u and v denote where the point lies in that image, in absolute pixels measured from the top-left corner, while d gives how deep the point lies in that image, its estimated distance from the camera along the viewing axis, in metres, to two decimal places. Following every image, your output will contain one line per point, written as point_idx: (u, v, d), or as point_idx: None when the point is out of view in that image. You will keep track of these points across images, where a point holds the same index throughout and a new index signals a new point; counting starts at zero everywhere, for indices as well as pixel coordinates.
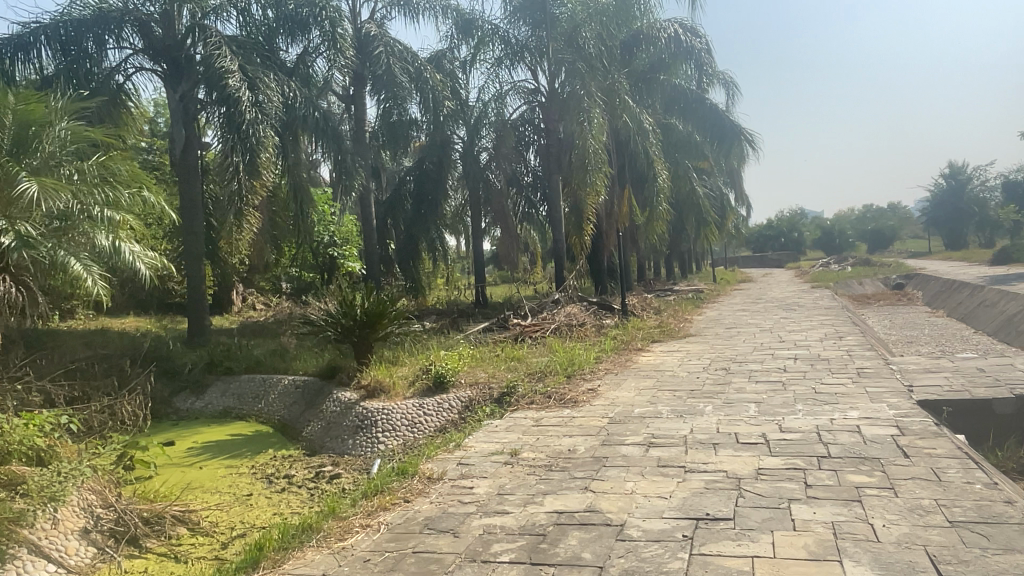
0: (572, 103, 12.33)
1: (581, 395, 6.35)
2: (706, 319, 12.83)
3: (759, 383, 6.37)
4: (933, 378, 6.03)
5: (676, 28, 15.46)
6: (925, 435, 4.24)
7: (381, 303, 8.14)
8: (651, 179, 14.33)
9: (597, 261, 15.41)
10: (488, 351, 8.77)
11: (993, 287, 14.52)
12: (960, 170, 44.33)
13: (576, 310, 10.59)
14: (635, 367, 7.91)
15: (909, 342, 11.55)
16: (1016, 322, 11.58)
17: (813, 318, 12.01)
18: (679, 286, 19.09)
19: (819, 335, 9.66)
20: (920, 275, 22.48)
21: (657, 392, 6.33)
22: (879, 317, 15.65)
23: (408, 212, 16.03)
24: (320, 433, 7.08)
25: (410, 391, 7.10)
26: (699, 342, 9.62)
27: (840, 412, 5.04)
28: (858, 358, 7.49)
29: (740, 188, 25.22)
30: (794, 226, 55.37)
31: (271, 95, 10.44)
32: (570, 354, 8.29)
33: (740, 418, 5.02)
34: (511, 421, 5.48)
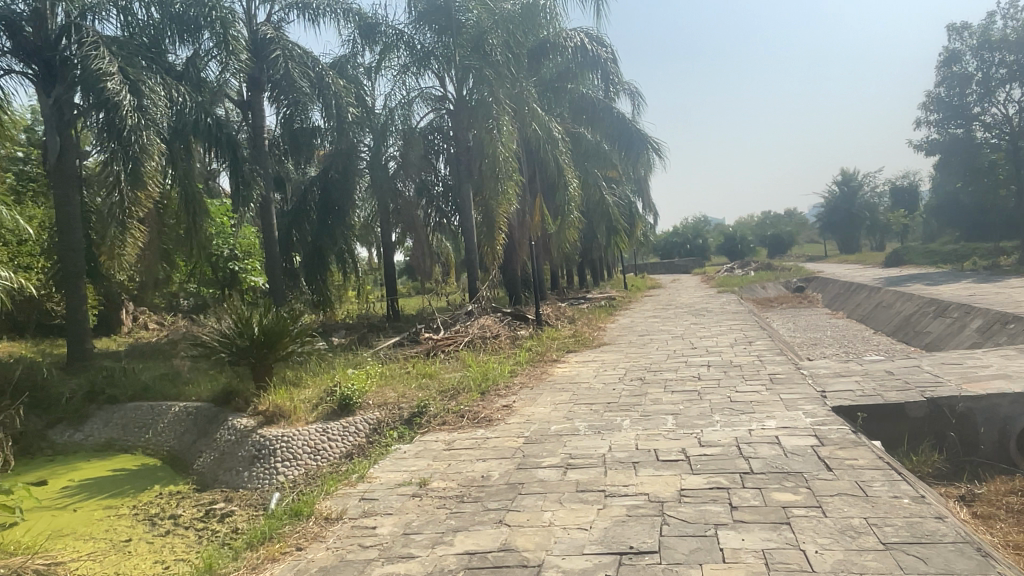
0: (479, 110, 12.12)
1: (495, 413, 6.03)
2: (619, 327, 12.80)
3: (676, 393, 6.23)
4: (845, 382, 6.05)
5: (582, 37, 15.48)
6: (845, 446, 4.17)
7: (283, 319, 7.72)
8: (562, 188, 14.25)
9: (511, 270, 15.19)
10: (397, 368, 8.35)
11: (889, 289, 15.17)
12: (852, 178, 46.69)
13: (489, 322, 10.29)
14: (550, 379, 7.67)
15: (814, 344, 11.84)
16: (912, 323, 12.06)
17: (723, 323, 12.17)
18: (592, 294, 19.13)
19: (730, 340, 9.72)
20: (819, 278, 23.39)
21: (573, 406, 6.09)
22: (784, 320, 16.10)
23: (313, 224, 15.37)
24: (214, 466, 6.51)
25: (313, 415, 6.61)
26: (615, 352, 9.50)
27: (758, 422, 4.93)
28: (771, 363, 7.51)
29: (648, 196, 25.60)
30: (698, 232, 57.06)
31: (157, 101, 9.71)
32: (483, 368, 7.96)
33: (659, 432, 4.82)
34: (420, 445, 5.11)
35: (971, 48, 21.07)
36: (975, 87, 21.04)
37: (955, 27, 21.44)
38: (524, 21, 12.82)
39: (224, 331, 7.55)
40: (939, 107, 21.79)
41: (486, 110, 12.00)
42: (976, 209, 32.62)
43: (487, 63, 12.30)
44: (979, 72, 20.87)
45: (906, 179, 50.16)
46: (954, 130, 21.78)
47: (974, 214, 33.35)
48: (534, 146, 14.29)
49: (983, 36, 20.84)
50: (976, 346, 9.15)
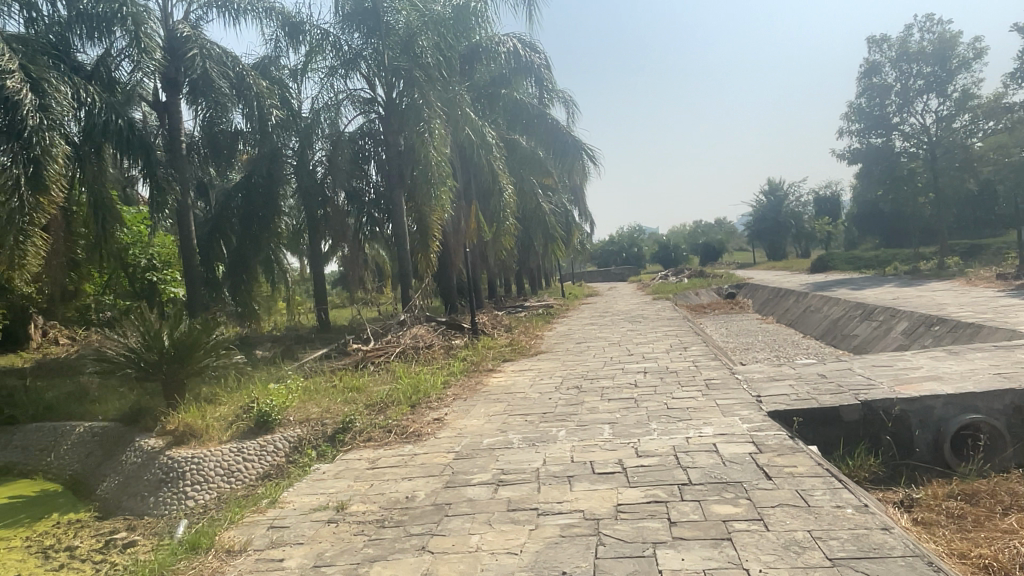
0: (410, 113, 11.81)
1: (425, 427, 5.72)
2: (556, 335, 12.63)
3: (612, 401, 6.04)
4: (781, 386, 5.97)
5: (515, 43, 15.37)
6: (785, 452, 4.03)
7: (198, 331, 7.30)
8: (496, 194, 14.03)
9: (445, 279, 14.87)
10: (324, 382, 7.95)
11: (817, 293, 15.46)
12: (779, 187, 48.01)
13: (422, 331, 9.96)
14: (484, 389, 7.39)
15: (748, 349, 11.90)
16: (841, 326, 12.26)
17: (659, 329, 12.13)
18: (529, 302, 18.94)
19: (667, 346, 9.64)
20: (750, 284, 23.83)
21: (507, 417, 5.83)
22: (718, 325, 16.24)
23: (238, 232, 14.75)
24: (118, 492, 6.02)
25: (226, 434, 6.19)
26: (551, 360, 9.27)
27: (696, 429, 4.76)
28: (708, 368, 7.41)
29: (584, 204, 25.63)
30: (634, 241, 57.82)
31: (60, 101, 9.11)
32: (414, 380, 7.63)
33: (595, 443, 4.60)
34: (342, 464, 4.77)
35: (889, 60, 21.88)
36: (894, 98, 21.89)
37: (875, 40, 22.23)
38: (455, 24, 12.61)
39: (133, 345, 7.05)
40: (861, 116, 22.57)
41: (417, 113, 11.71)
42: (895, 217, 33.93)
43: (417, 65, 12.03)
44: (897, 84, 21.72)
45: (829, 188, 51.97)
46: (875, 138, 22.62)
47: (893, 221, 34.69)
48: (468, 152, 14.07)
49: (900, 49, 21.67)
50: (903, 348, 9.31)
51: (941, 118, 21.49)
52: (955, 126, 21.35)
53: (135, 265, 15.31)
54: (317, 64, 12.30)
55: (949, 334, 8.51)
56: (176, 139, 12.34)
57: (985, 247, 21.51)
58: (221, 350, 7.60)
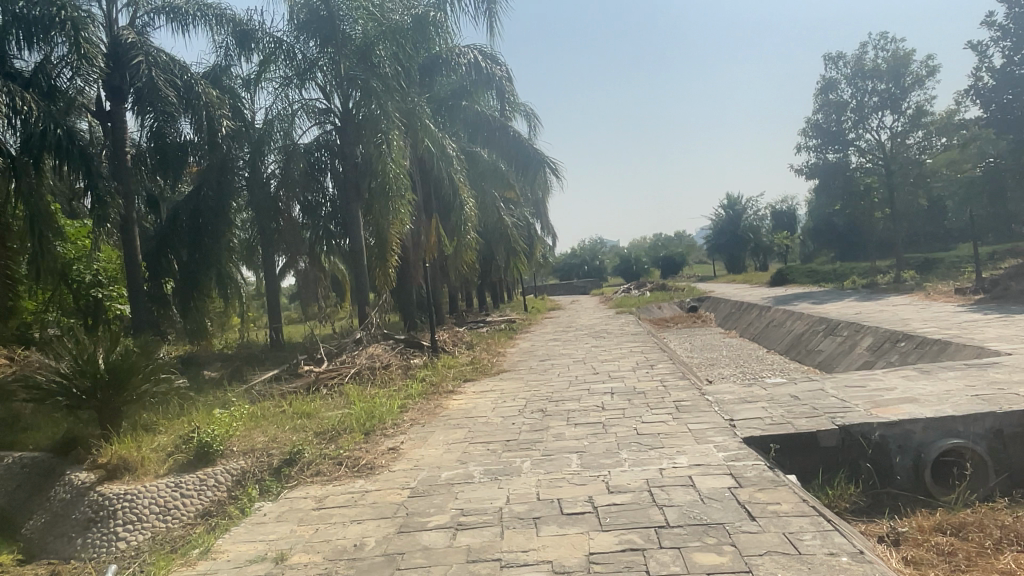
0: (367, 124, 11.45)
1: (379, 459, 5.33)
2: (519, 352, 12.32)
3: (579, 426, 5.74)
4: (753, 409, 5.74)
5: (475, 54, 15.14)
6: (766, 488, 3.77)
7: (137, 358, 6.82)
8: (456, 208, 13.71)
9: (405, 295, 14.45)
10: (273, 407, 7.49)
11: (779, 307, 15.45)
12: (737, 201, 48.55)
13: (379, 351, 9.53)
14: (444, 413, 7.02)
15: (712, 365, 11.74)
16: (804, 341, 12.18)
17: (623, 346, 11.90)
18: (491, 318, 18.61)
19: (632, 364, 9.39)
20: (711, 297, 23.88)
21: (467, 446, 5.48)
22: (681, 339, 16.12)
23: (187, 246, 14.14)
24: (40, 531, 5.47)
25: (163, 468, 5.75)
26: (514, 380, 8.94)
27: (669, 459, 4.47)
28: (676, 389, 7.16)
29: (545, 218, 25.45)
30: (594, 254, 57.92)
31: None
32: (369, 404, 7.23)
33: (562, 476, 4.29)
34: (286, 505, 4.37)
35: (845, 77, 22.18)
36: (850, 114, 22.19)
37: (831, 57, 22.51)
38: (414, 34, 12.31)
39: (62, 371, 6.53)
40: (818, 132, 22.83)
41: (375, 123, 11.35)
42: (850, 230, 34.47)
43: (375, 75, 11.69)
44: (852, 100, 22.02)
45: (785, 203, 52.77)
46: (832, 154, 22.89)
47: (848, 235, 35.26)
48: (427, 164, 13.74)
49: (855, 66, 21.98)
50: (869, 365, 9.20)
51: (895, 134, 21.78)
52: (908, 142, 21.66)
53: (79, 282, 14.83)
54: (271, 73, 11.90)
55: (914, 351, 8.42)
56: (120, 149, 11.81)
57: (939, 261, 21.86)
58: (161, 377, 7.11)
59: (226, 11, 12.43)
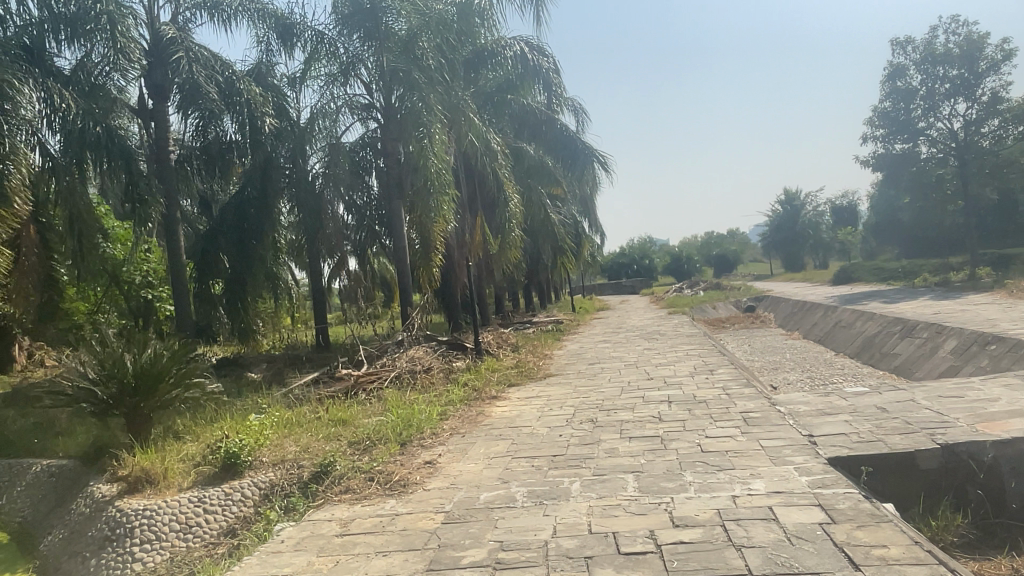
0: (409, 118, 10.98)
1: (413, 474, 4.84)
2: (568, 354, 11.75)
3: (635, 441, 5.16)
4: (834, 425, 5.09)
5: (522, 46, 14.55)
6: (865, 525, 3.17)
7: (167, 362, 6.49)
8: (502, 204, 13.17)
9: (450, 296, 13.99)
10: (309, 413, 7.06)
11: (846, 307, 14.58)
12: (795, 196, 46.99)
13: (420, 354, 9.06)
14: (486, 422, 6.51)
15: (775, 369, 11.01)
16: (877, 344, 11.33)
17: (679, 348, 11.23)
18: (539, 318, 18.08)
19: (690, 368, 8.75)
20: (768, 297, 22.90)
21: (510, 461, 4.95)
22: (739, 341, 15.35)
23: (230, 247, 13.93)
24: (58, 549, 5.19)
25: (188, 481, 5.33)
26: (561, 385, 8.40)
27: (743, 484, 3.89)
28: (740, 398, 6.52)
29: (594, 216, 24.79)
30: (644, 253, 56.84)
31: (21, 102, 8.85)
32: (407, 411, 6.74)
33: (618, 502, 3.73)
34: (308, 528, 3.90)
35: (914, 62, 20.99)
36: (920, 101, 20.94)
37: (899, 41, 21.33)
38: (458, 24, 11.76)
39: (88, 375, 6.24)
40: (885, 121, 21.72)
41: (417, 118, 10.87)
42: (917, 225, 32.87)
43: (417, 67, 11.20)
44: (922, 87, 20.81)
45: (844, 198, 50.93)
46: (902, 144, 21.76)
47: (914, 231, 33.66)
48: (473, 160, 13.24)
49: (925, 50, 20.77)
50: (954, 370, 8.39)
51: (969, 122, 20.51)
52: (983, 130, 20.34)
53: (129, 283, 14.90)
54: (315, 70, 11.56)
55: (1008, 356, 7.60)
56: (162, 148, 11.65)
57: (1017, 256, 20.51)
58: (194, 382, 6.75)
59: (267, 6, 12.13)
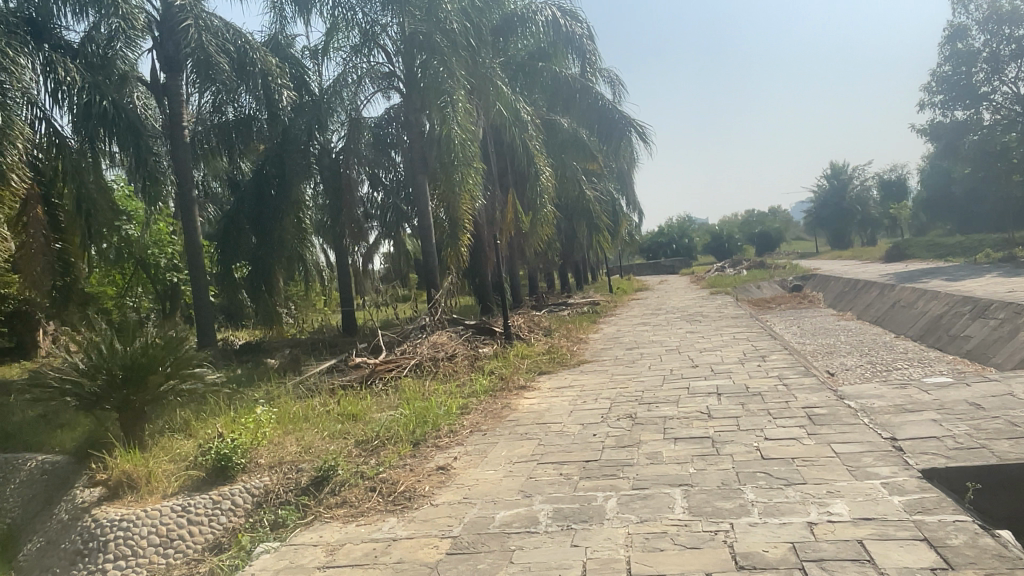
0: (431, 86, 10.21)
1: (422, 483, 4.16)
2: (604, 339, 10.97)
3: (682, 443, 4.41)
4: (920, 426, 4.28)
5: (553, 10, 13.69)
6: (996, 573, 2.40)
7: (158, 351, 5.85)
8: (533, 178, 12.38)
9: (481, 276, 13.29)
10: (320, 405, 6.44)
11: (906, 286, 13.53)
12: (842, 170, 45.16)
13: (444, 339, 8.36)
14: (512, 416, 5.80)
15: (831, 354, 10.10)
16: (943, 325, 10.34)
17: (725, 331, 10.38)
18: (574, 300, 17.31)
19: (739, 354, 7.93)
20: (817, 275, 21.75)
21: (535, 468, 4.24)
22: (788, 322, 14.39)
23: (250, 227, 13.40)
24: (33, 561, 4.66)
25: (174, 486, 4.75)
26: (597, 374, 7.67)
27: (820, 506, 3.14)
28: (802, 390, 5.70)
29: (632, 194, 23.87)
30: (684, 231, 55.49)
31: (18, 74, 8.39)
32: (423, 405, 6.06)
33: (664, 530, 3.01)
34: (290, 556, 3.25)
35: (977, 23, 19.56)
36: (983, 65, 19.52)
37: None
38: None
39: (76, 366, 5.70)
40: (944, 85, 20.35)
41: (439, 85, 10.10)
42: (972, 198, 31.22)
43: (440, 31, 10.34)
44: (985, 49, 19.40)
45: (893, 172, 48.98)
46: (962, 110, 20.39)
47: (969, 204, 32.04)
48: (502, 131, 12.48)
49: (990, 9, 19.32)
50: None
51: None
52: None
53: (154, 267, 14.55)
54: (337, 42, 10.89)
55: None
56: (176, 124, 11.16)
57: None
58: (191, 372, 6.14)
59: None
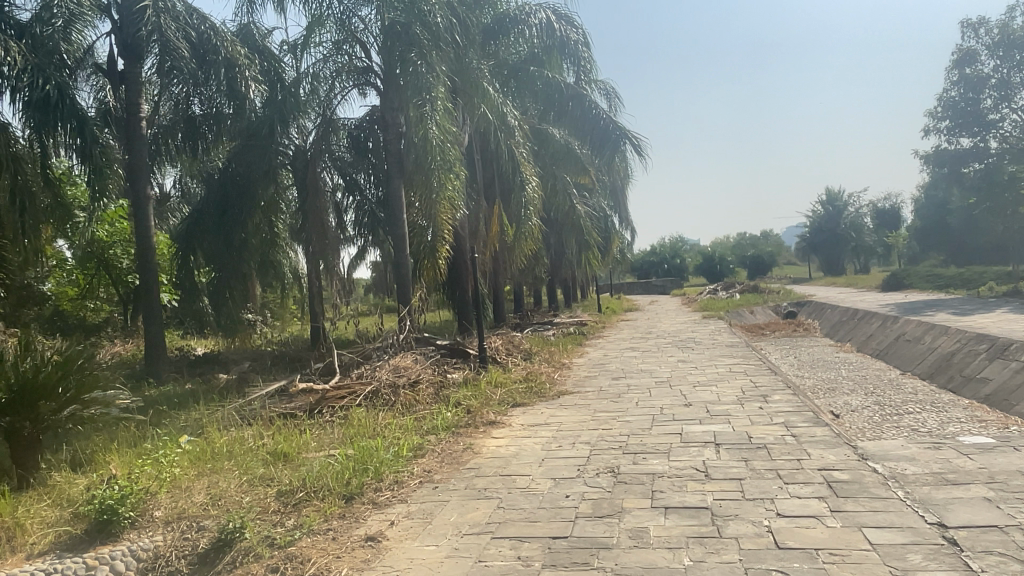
0: (408, 83, 9.30)
1: (344, 563, 3.26)
2: (588, 364, 10.09)
3: (674, 518, 3.51)
4: (973, 509, 3.41)
5: (548, 14, 12.86)
6: None
7: (53, 376, 4.88)
8: (518, 188, 11.51)
9: (460, 292, 12.34)
10: (252, 439, 5.51)
11: (912, 319, 12.75)
12: (838, 196, 44.65)
13: (408, 362, 7.44)
14: (472, 463, 4.89)
15: (834, 392, 9.26)
16: (956, 364, 9.53)
17: (720, 362, 9.53)
18: (559, 319, 16.40)
19: (738, 391, 7.08)
20: (813, 302, 20.98)
21: (488, 545, 3.34)
22: (785, 352, 13.56)
23: (213, 228, 12.44)
24: None
25: (43, 544, 3.82)
26: (577, 408, 6.77)
27: None
28: (816, 445, 4.82)
29: (624, 210, 23.05)
30: (676, 251, 54.92)
31: None
32: (367, 445, 5.13)
33: None
34: None
35: (987, 47, 19.07)
36: (992, 91, 19.02)
37: (969, 23, 19.37)
38: None
39: None
40: (951, 111, 19.76)
41: (417, 82, 9.18)
42: (969, 229, 30.73)
43: (421, 23, 9.30)
44: (995, 75, 18.92)
45: (888, 200, 48.61)
46: (968, 137, 19.79)
47: (964, 235, 31.57)
48: (487, 137, 11.64)
49: (1000, 33, 18.82)
50: None
51: None
52: None
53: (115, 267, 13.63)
54: (319, 37, 10.10)
55: None
56: (133, 115, 10.35)
57: None
58: (96, 398, 5.20)
59: None
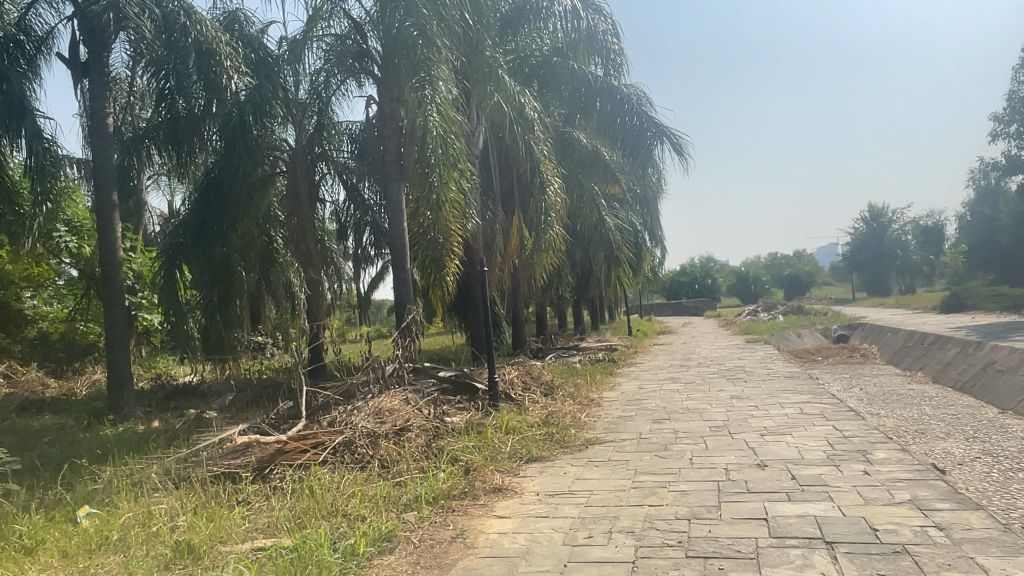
0: (403, 64, 7.82)
1: None
2: (622, 401, 8.42)
3: None
4: None
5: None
6: None
7: None
8: (537, 193, 9.92)
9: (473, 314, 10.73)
10: (165, 519, 3.97)
11: (1000, 345, 10.90)
12: (880, 213, 42.60)
13: (394, 403, 5.88)
14: (461, 570, 3.28)
15: (925, 436, 7.51)
16: None
17: (782, 400, 7.85)
18: (587, 343, 14.72)
19: (823, 446, 5.37)
20: (866, 325, 19.11)
21: None
22: (848, 382, 11.76)
23: (193, 240, 10.98)
24: None
25: None
26: (613, 467, 5.14)
27: None
28: (984, 548, 3.15)
29: (658, 227, 21.43)
30: (708, 271, 52.99)
31: None
32: (311, 533, 3.58)
33: None
34: None
35: None
36: None
37: None
38: None
39: None
40: (1018, 113, 17.96)
41: (414, 59, 7.71)
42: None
43: None
44: None
45: (932, 218, 46.42)
46: None
47: (1013, 253, 29.40)
48: (504, 136, 10.15)
49: None
50: None
51: None
52: None
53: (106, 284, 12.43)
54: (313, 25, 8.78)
55: None
56: (94, 108, 9.03)
57: None
58: None
59: None
